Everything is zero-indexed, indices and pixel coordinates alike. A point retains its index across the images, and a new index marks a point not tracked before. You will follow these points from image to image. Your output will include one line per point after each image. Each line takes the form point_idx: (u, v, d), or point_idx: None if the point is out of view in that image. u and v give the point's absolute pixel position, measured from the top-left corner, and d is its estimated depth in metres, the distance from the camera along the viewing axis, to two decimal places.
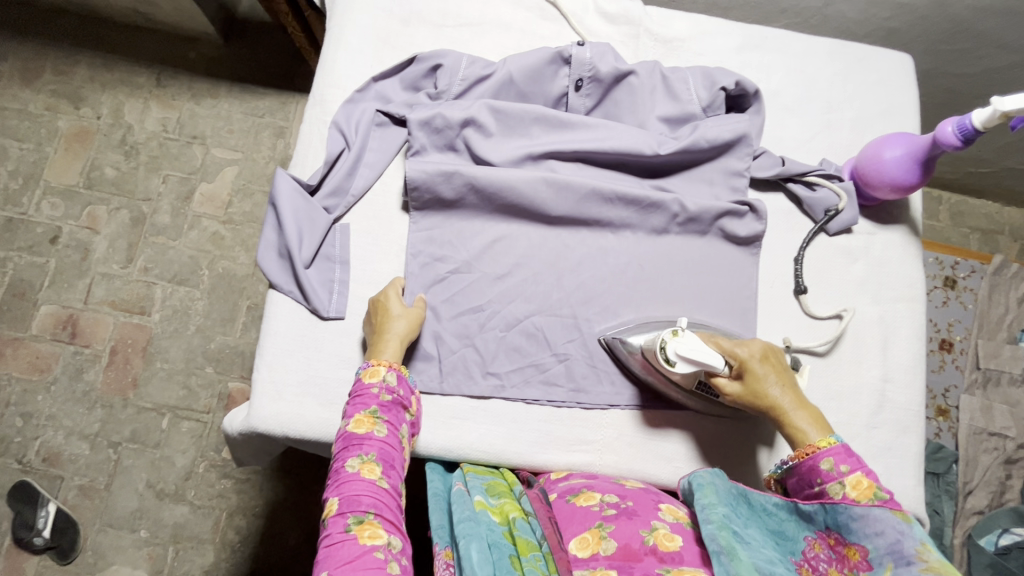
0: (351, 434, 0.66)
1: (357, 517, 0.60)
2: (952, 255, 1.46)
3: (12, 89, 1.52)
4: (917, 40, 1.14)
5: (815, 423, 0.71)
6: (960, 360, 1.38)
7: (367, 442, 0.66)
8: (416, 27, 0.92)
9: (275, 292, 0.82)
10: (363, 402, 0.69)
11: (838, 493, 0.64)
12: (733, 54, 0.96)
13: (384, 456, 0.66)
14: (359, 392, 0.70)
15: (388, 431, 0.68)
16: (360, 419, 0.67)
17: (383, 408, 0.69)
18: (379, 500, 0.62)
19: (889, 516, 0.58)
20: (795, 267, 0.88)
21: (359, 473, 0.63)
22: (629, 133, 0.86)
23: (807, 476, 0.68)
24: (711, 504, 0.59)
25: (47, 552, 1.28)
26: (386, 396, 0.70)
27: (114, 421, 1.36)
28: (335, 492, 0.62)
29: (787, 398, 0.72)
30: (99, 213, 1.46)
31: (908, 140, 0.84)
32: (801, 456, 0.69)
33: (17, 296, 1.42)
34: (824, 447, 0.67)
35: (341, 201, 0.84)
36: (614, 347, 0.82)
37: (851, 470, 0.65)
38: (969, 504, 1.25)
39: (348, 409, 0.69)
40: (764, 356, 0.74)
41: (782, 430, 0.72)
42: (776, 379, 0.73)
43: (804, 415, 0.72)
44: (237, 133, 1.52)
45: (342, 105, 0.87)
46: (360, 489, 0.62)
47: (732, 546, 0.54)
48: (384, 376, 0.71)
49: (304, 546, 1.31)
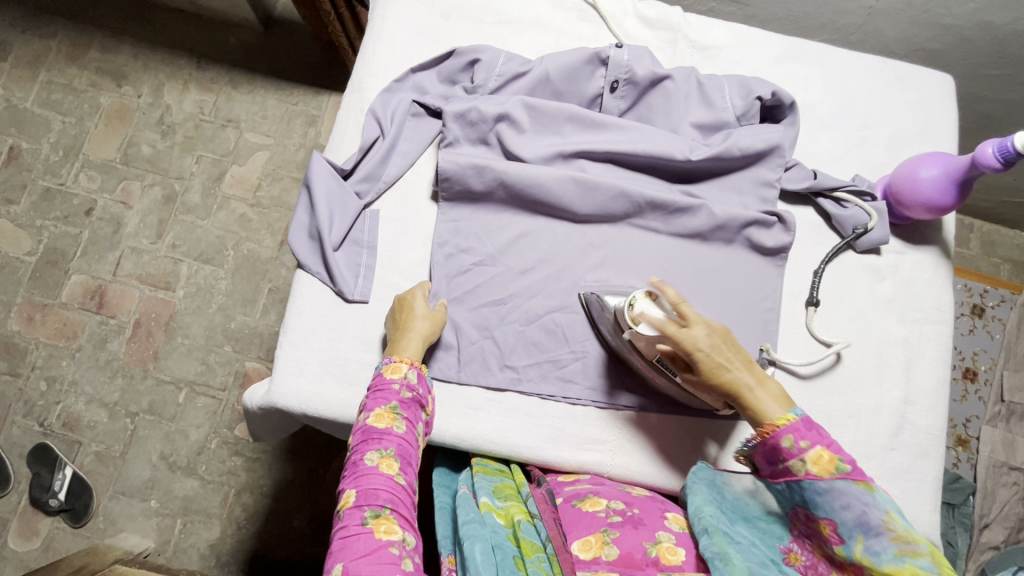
0: (371, 428, 0.67)
1: (373, 511, 0.60)
2: (982, 282, 1.43)
3: (59, 64, 1.57)
4: (958, 62, 1.12)
5: (777, 398, 0.66)
6: (983, 391, 1.36)
7: (386, 437, 0.66)
8: (456, 21, 0.93)
9: (303, 271, 0.83)
10: (382, 398, 0.69)
11: (799, 471, 0.62)
12: (771, 64, 0.96)
13: (401, 453, 0.66)
14: (379, 386, 0.71)
15: (407, 429, 0.68)
16: (380, 413, 0.68)
17: (403, 404, 0.70)
18: (396, 495, 0.62)
19: (853, 488, 0.59)
20: (814, 278, 0.87)
21: (377, 467, 0.64)
22: (662, 137, 0.86)
23: (769, 454, 0.64)
24: (701, 505, 0.63)
25: (61, 514, 1.32)
26: (406, 393, 0.71)
27: (133, 392, 1.39)
28: (352, 484, 0.63)
29: (745, 376, 0.67)
30: (133, 189, 1.51)
31: (946, 160, 0.82)
32: (762, 435, 0.64)
33: (49, 263, 1.46)
34: (783, 424, 0.63)
35: (372, 186, 0.86)
36: (591, 304, 0.81)
37: (811, 445, 0.61)
38: (984, 538, 1.21)
39: (368, 403, 0.69)
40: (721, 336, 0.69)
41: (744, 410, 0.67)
42: (733, 358, 0.68)
43: (765, 393, 0.66)
44: (270, 120, 1.56)
45: (380, 94, 0.88)
46: (378, 483, 0.62)
47: (726, 551, 0.57)
48: (405, 373, 0.72)
49: (308, 529, 1.33)
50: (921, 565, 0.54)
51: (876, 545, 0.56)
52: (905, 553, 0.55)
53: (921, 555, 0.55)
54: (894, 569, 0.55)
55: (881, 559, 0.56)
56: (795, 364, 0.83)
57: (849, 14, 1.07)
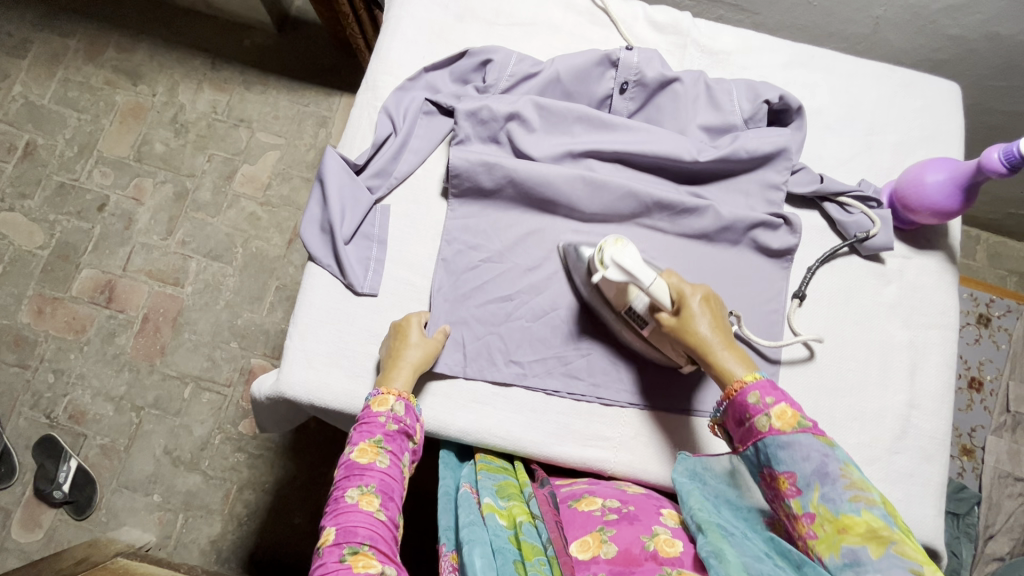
0: (353, 463, 0.68)
1: (352, 547, 0.60)
2: (988, 292, 1.43)
3: (76, 62, 1.61)
4: (965, 72, 1.13)
5: (742, 360, 0.69)
6: (989, 401, 1.35)
7: (367, 472, 0.67)
8: (469, 23, 0.95)
9: (313, 264, 0.85)
10: (368, 431, 0.71)
11: (764, 426, 0.63)
12: (778, 70, 0.97)
13: (383, 488, 0.67)
14: (367, 419, 0.72)
15: (390, 463, 0.69)
16: (363, 448, 0.69)
17: (388, 437, 0.71)
18: (375, 532, 0.63)
19: (813, 442, 0.61)
20: (805, 273, 0.88)
21: (358, 504, 0.65)
22: (670, 139, 0.87)
23: (737, 413, 0.66)
24: (688, 491, 0.65)
25: (65, 506, 1.33)
26: (392, 425, 0.72)
27: (139, 386, 1.40)
28: (332, 521, 0.63)
29: (718, 338, 0.71)
30: (145, 186, 1.53)
31: (952, 165, 0.83)
32: (730, 394, 0.67)
33: (61, 258, 1.48)
34: (751, 381, 0.66)
35: (384, 182, 0.87)
36: (569, 255, 0.83)
37: (776, 401, 0.63)
38: (989, 549, 1.22)
39: (353, 436, 0.71)
40: (705, 298, 0.74)
41: (709, 369, 0.71)
42: (711, 320, 0.72)
43: (731, 354, 0.70)
44: (282, 120, 1.58)
45: (393, 92, 0.90)
46: (358, 520, 0.63)
47: (719, 548, 0.57)
48: (392, 406, 0.73)
49: (308, 526, 1.33)
50: (876, 512, 0.55)
51: (832, 493, 0.58)
52: (860, 500, 0.56)
53: (875, 503, 0.56)
54: (849, 517, 0.56)
55: (839, 507, 0.57)
56: (762, 343, 0.83)
57: (857, 23, 1.09)
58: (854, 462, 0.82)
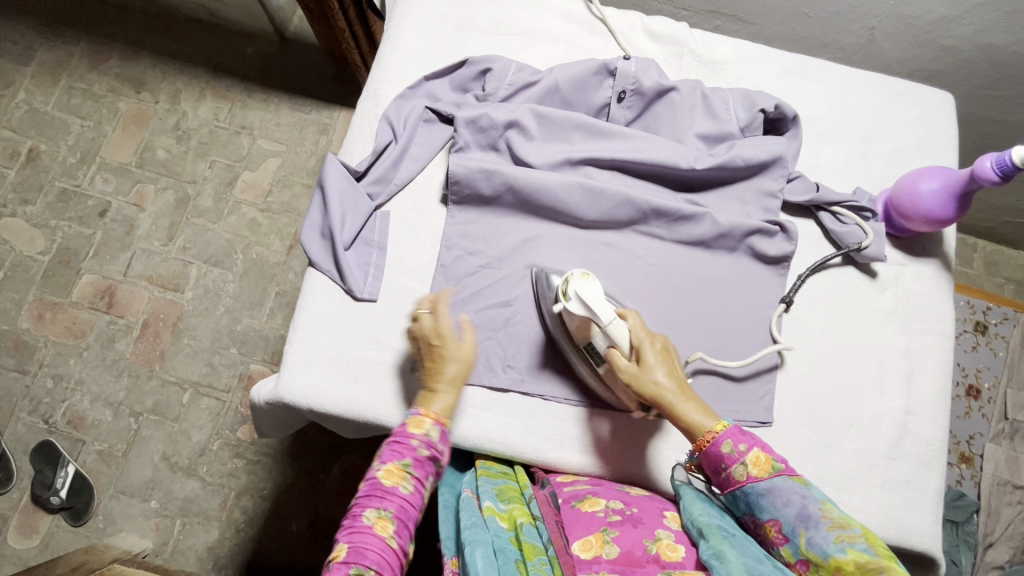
0: (378, 483, 0.65)
1: (358, 570, 0.58)
2: (985, 299, 1.44)
3: (80, 70, 1.62)
4: (959, 82, 1.15)
5: (704, 410, 0.70)
6: (986, 408, 1.35)
7: (389, 496, 0.64)
8: (469, 32, 0.96)
9: (313, 270, 0.85)
10: (398, 451, 0.67)
11: (742, 475, 0.65)
12: (774, 79, 0.98)
13: (400, 515, 0.64)
14: (399, 437, 0.68)
15: (413, 490, 0.66)
16: (390, 469, 0.66)
17: (417, 463, 0.67)
18: (384, 559, 0.60)
19: (791, 484, 0.63)
20: (797, 280, 0.89)
21: (372, 527, 0.62)
22: (667, 146, 0.88)
23: (713, 464, 0.67)
24: (692, 505, 0.67)
25: (61, 512, 1.33)
26: (424, 450, 0.68)
27: (138, 391, 1.41)
28: (344, 537, 0.61)
29: (679, 388, 0.71)
30: (146, 192, 1.54)
31: (945, 173, 0.83)
32: (702, 446, 0.68)
33: (62, 263, 1.49)
34: (721, 431, 0.67)
35: (384, 188, 0.88)
36: (540, 278, 0.83)
37: (749, 447, 0.66)
38: (989, 557, 1.21)
39: (383, 454, 0.67)
40: (663, 349, 0.74)
41: (676, 423, 0.70)
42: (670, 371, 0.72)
43: (693, 405, 0.71)
44: (283, 127, 1.60)
45: (394, 100, 0.91)
46: (370, 543, 0.60)
47: (722, 550, 0.58)
48: (428, 430, 0.69)
49: (305, 533, 1.33)
50: (860, 547, 0.57)
51: (817, 536, 0.59)
52: (844, 539, 0.58)
53: (858, 538, 0.58)
54: (839, 559, 0.57)
55: (827, 551, 0.58)
56: (728, 365, 0.83)
57: (852, 34, 1.10)
58: (851, 468, 0.82)
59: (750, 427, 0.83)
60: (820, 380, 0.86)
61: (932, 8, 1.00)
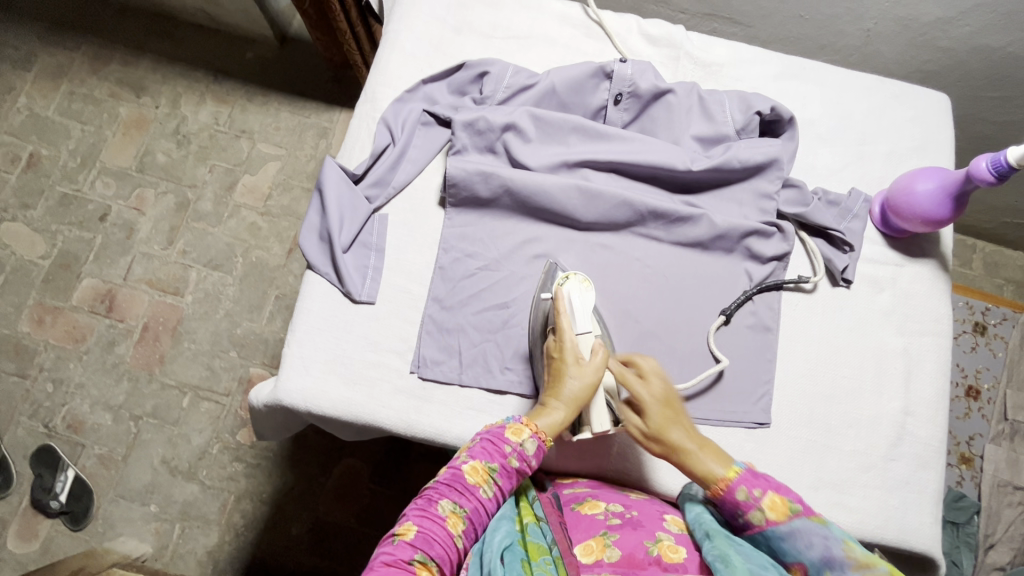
0: (463, 478, 0.65)
1: (423, 557, 0.60)
2: (984, 300, 1.44)
3: (81, 75, 1.63)
4: (955, 84, 1.15)
5: (716, 456, 0.68)
6: (986, 409, 1.36)
7: (469, 496, 0.65)
8: (466, 36, 0.97)
9: (312, 272, 0.85)
10: (490, 453, 0.67)
11: (759, 520, 0.63)
12: (770, 81, 0.99)
13: (472, 516, 0.65)
14: (496, 440, 0.68)
15: (493, 496, 0.66)
16: (475, 467, 0.66)
17: (503, 471, 0.67)
18: (446, 555, 0.62)
19: (810, 525, 0.61)
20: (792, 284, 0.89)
21: (445, 519, 0.63)
22: (663, 148, 0.88)
23: (730, 512, 0.65)
24: (699, 513, 0.67)
25: (61, 517, 1.33)
26: (514, 460, 0.67)
27: (138, 395, 1.41)
28: (416, 519, 0.63)
29: (686, 438, 0.69)
30: (146, 196, 1.54)
31: (941, 174, 0.84)
32: (717, 491, 0.66)
33: (62, 267, 1.49)
34: (734, 476, 0.65)
35: (382, 191, 0.88)
36: (551, 271, 0.84)
37: (764, 492, 0.64)
38: (990, 558, 1.21)
39: (476, 450, 0.67)
40: (664, 401, 0.72)
41: (688, 471, 0.69)
42: (675, 422, 0.70)
43: (706, 452, 0.69)
44: (283, 131, 1.60)
45: (391, 103, 0.91)
46: (438, 533, 0.62)
47: (727, 554, 0.59)
48: (524, 442, 0.68)
49: (306, 537, 1.33)
50: None
51: None
52: None
53: None
54: None
55: None
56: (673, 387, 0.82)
57: (848, 36, 1.10)
58: (849, 469, 0.82)
59: (748, 429, 0.83)
60: (819, 379, 0.86)
61: (928, 10, 1.00)
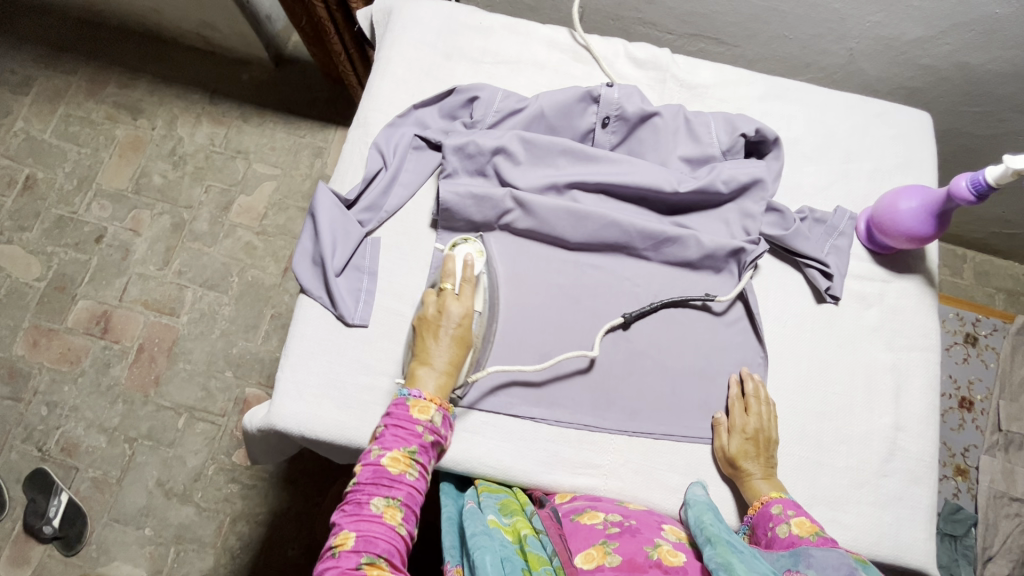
0: (385, 471, 0.68)
1: (369, 557, 0.63)
2: (975, 311, 1.44)
3: (78, 98, 1.65)
4: (938, 100, 1.17)
5: (773, 483, 0.78)
6: (980, 420, 1.36)
7: (396, 485, 0.68)
8: (456, 61, 0.99)
9: (306, 296, 0.86)
10: (404, 438, 0.70)
11: (785, 532, 0.71)
12: (755, 102, 1.01)
13: (407, 502, 0.68)
14: (405, 421, 0.72)
15: (418, 476, 0.70)
16: (396, 457, 0.69)
17: (421, 448, 0.71)
18: (394, 546, 0.65)
19: (843, 556, 0.62)
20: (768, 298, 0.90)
21: (382, 515, 0.66)
22: (651, 170, 0.90)
23: (764, 525, 0.74)
24: (705, 520, 0.68)
25: (54, 542, 1.31)
26: (428, 437, 0.72)
27: (133, 417, 1.40)
28: (353, 525, 0.65)
29: (757, 468, 0.79)
30: (143, 217, 1.55)
31: (923, 192, 0.85)
32: (756, 508, 0.76)
33: (57, 289, 1.50)
34: (775, 497, 0.76)
35: (375, 215, 0.89)
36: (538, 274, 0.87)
37: (796, 513, 0.72)
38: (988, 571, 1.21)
39: (388, 440, 0.70)
40: (755, 436, 0.80)
41: (742, 487, 0.80)
42: (754, 455, 0.80)
43: (768, 483, 0.79)
44: (278, 151, 1.62)
45: (383, 128, 0.93)
46: (378, 532, 0.65)
47: (730, 562, 0.59)
48: (432, 416, 0.73)
49: (302, 559, 1.31)
50: None
51: None
52: None
53: None
54: None
55: None
56: (527, 371, 0.81)
57: (832, 55, 1.13)
58: (843, 486, 0.83)
59: None
60: (808, 394, 0.86)
61: (907, 29, 1.03)
